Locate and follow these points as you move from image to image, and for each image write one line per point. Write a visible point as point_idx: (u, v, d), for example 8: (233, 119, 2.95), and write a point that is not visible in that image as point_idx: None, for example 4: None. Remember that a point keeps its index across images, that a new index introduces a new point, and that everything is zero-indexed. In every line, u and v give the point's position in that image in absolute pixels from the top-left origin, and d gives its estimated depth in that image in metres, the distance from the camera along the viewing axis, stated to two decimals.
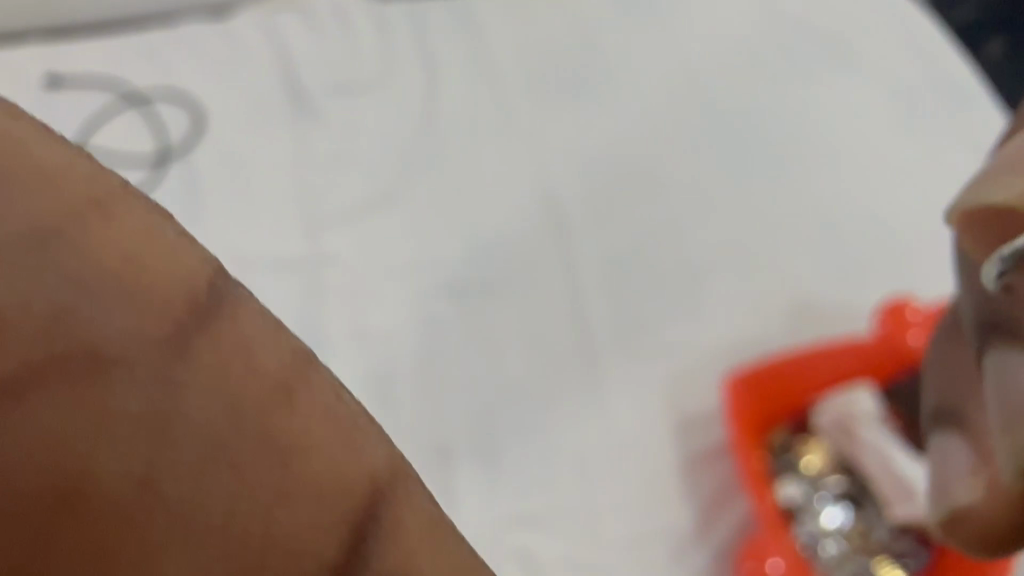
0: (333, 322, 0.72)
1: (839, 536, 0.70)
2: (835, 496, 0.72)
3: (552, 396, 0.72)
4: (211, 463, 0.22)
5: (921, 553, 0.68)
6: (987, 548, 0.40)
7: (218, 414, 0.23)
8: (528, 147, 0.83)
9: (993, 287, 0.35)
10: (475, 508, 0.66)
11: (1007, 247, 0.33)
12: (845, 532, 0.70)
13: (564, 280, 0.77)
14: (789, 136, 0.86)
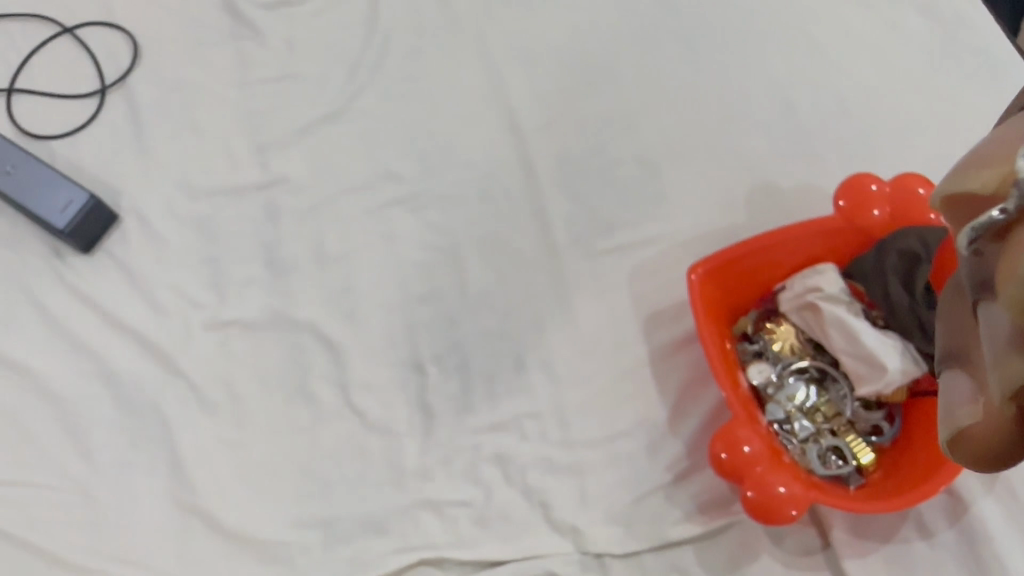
0: (299, 244, 0.74)
1: (805, 416, 0.68)
2: (803, 377, 0.69)
3: (520, 296, 0.73)
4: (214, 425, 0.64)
5: (884, 433, 0.68)
6: (990, 467, 0.35)
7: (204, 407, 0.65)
8: (480, 45, 0.83)
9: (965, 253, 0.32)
10: (450, 413, 0.68)
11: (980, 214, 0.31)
12: (815, 410, 0.69)
13: (525, 180, 0.78)
14: (738, 15, 0.86)
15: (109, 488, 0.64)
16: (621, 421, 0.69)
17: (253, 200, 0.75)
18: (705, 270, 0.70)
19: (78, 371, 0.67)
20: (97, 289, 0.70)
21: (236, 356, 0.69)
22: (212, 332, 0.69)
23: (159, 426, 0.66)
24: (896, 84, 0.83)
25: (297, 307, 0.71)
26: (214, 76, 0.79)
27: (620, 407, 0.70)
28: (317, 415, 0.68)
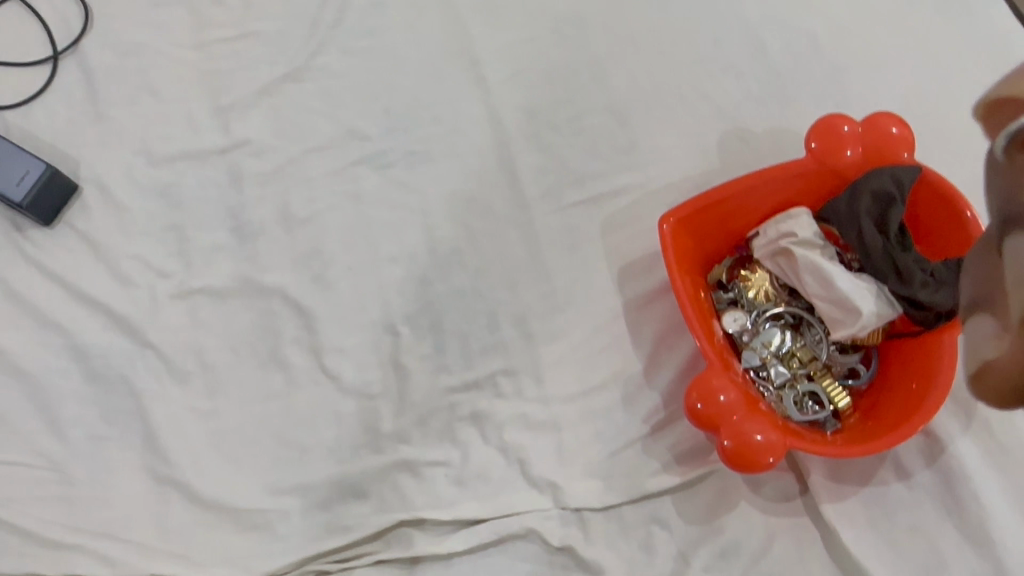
0: (485, 315, 0.94)
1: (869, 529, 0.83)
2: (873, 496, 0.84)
3: (652, 397, 0.90)
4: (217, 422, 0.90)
5: None
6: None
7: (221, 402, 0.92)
8: (536, 147, 1.02)
9: None
10: (504, 425, 0.89)
11: None
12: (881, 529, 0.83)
13: (606, 275, 0.96)
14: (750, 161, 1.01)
15: (96, 461, 0.89)
16: (711, 508, 0.85)
17: (459, 271, 0.96)
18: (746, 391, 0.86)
19: (56, 346, 0.93)
20: (55, 262, 0.96)
21: (199, 316, 0.95)
22: (179, 301, 0.96)
23: (126, 395, 0.92)
24: (738, 139, 1.02)
25: (479, 362, 0.92)
26: (441, 165, 1.02)
27: (714, 499, 0.85)
28: (477, 445, 0.89)
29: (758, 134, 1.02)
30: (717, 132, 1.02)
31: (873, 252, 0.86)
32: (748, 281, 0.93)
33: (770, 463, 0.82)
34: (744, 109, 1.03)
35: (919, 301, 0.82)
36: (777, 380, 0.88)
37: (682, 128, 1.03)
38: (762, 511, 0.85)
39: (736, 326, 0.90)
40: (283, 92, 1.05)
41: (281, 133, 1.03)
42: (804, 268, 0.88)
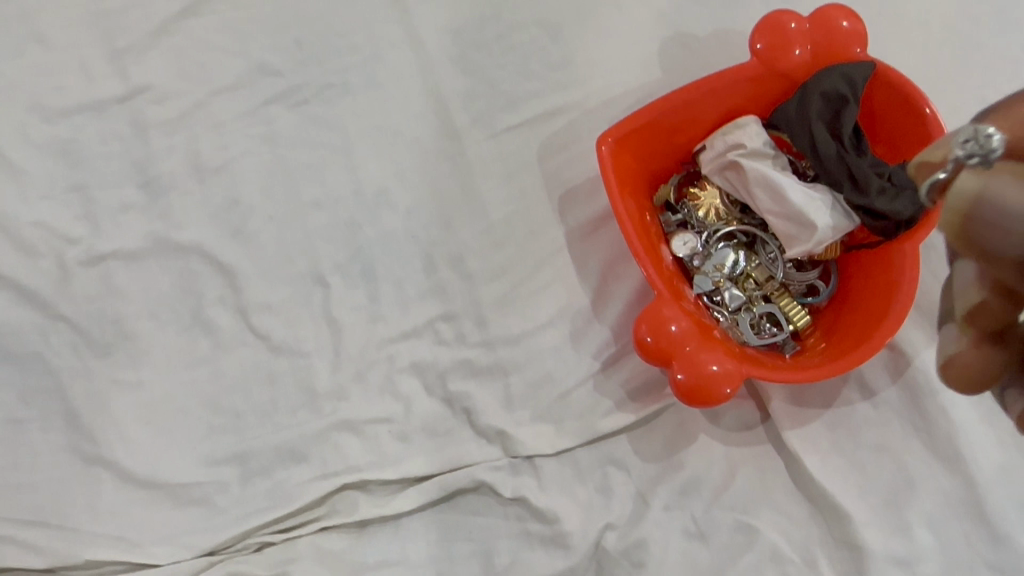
0: (420, 258, 0.88)
1: (832, 452, 0.79)
2: (834, 417, 0.80)
3: (602, 331, 0.84)
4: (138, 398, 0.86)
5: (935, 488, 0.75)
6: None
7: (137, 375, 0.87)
8: (463, 70, 0.94)
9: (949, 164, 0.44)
10: (446, 373, 0.84)
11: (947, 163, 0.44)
12: (845, 453, 0.79)
13: (545, 205, 0.89)
14: (692, 68, 0.94)
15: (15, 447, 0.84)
16: (667, 444, 0.81)
17: (390, 213, 0.90)
18: (698, 321, 0.81)
19: None
20: None
21: (114, 283, 0.89)
22: (90, 267, 0.88)
23: (43, 375, 0.86)
24: (679, 45, 0.94)
25: (417, 308, 0.86)
26: (363, 99, 0.93)
27: (669, 434, 0.81)
28: (421, 396, 0.84)
29: (703, 39, 0.94)
30: (659, 40, 0.94)
31: (827, 160, 0.79)
32: (697, 201, 0.87)
33: (727, 394, 0.77)
34: (687, 10, 0.95)
35: (877, 211, 0.76)
36: (732, 304, 0.83)
37: (620, 37, 0.94)
38: (723, 442, 0.81)
39: (687, 250, 0.85)
40: (183, 30, 0.95)
41: (185, 74, 0.94)
42: (755, 182, 0.82)
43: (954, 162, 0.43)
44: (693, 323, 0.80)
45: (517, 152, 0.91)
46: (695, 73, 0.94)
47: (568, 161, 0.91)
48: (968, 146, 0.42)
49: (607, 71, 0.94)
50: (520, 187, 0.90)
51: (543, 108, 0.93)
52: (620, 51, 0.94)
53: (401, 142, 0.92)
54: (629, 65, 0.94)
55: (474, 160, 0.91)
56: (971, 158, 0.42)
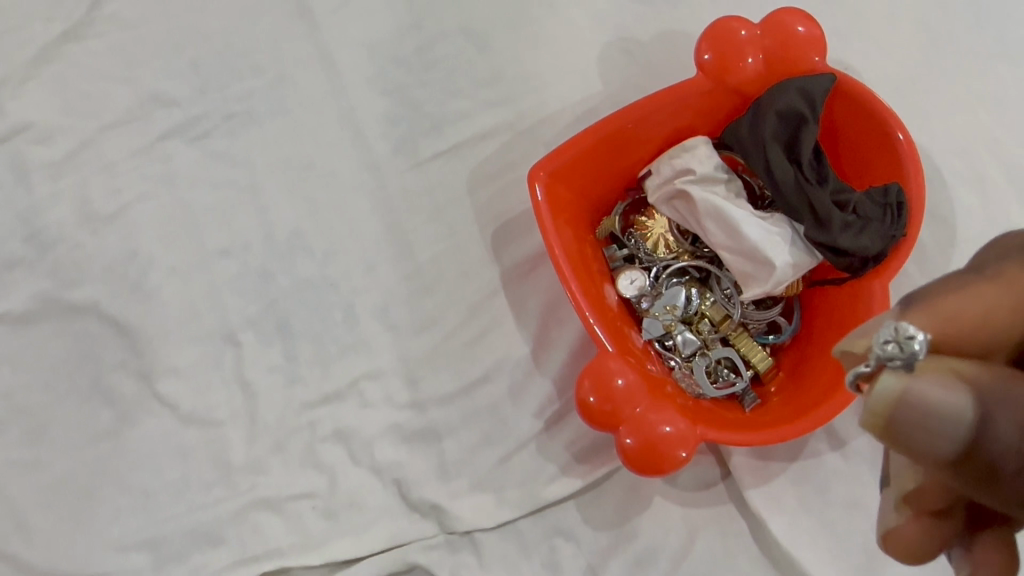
0: (340, 309, 0.79)
1: (800, 512, 0.72)
2: (801, 471, 0.73)
3: (544, 385, 0.76)
4: (41, 482, 0.76)
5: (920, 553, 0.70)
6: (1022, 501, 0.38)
7: (37, 455, 0.77)
8: (380, 90, 0.84)
9: (884, 354, 0.41)
10: (373, 440, 0.76)
11: (884, 353, 0.41)
12: (815, 513, 0.72)
13: (477, 242, 0.80)
14: (636, 76, 0.84)
15: None
16: (620, 509, 0.74)
17: (305, 259, 0.81)
18: (647, 376, 0.73)
19: None
20: None
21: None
22: None
23: None
24: (620, 52, 0.85)
25: (338, 366, 0.78)
26: (270, 128, 0.84)
27: (621, 498, 0.74)
28: (347, 467, 0.76)
29: (647, 45, 0.85)
30: (597, 46, 0.85)
31: (784, 188, 0.70)
32: (645, 231, 0.79)
33: (682, 458, 0.69)
34: (626, 11, 0.85)
35: (841, 248, 0.68)
36: (686, 350, 0.75)
37: (553, 44, 0.85)
38: (681, 503, 0.74)
39: (634, 291, 0.76)
40: (64, 56, 0.84)
41: (68, 106, 0.83)
42: (706, 213, 0.73)
43: (876, 359, 0.42)
44: (641, 379, 0.71)
45: (444, 182, 0.82)
46: (637, 82, 0.84)
47: (501, 191, 0.82)
48: (889, 346, 0.41)
49: (540, 83, 0.84)
50: (449, 223, 0.81)
51: (470, 130, 0.83)
52: (554, 60, 0.85)
53: (314, 176, 0.82)
54: (565, 76, 0.84)
55: (397, 193, 0.82)
56: (895, 358, 0.41)
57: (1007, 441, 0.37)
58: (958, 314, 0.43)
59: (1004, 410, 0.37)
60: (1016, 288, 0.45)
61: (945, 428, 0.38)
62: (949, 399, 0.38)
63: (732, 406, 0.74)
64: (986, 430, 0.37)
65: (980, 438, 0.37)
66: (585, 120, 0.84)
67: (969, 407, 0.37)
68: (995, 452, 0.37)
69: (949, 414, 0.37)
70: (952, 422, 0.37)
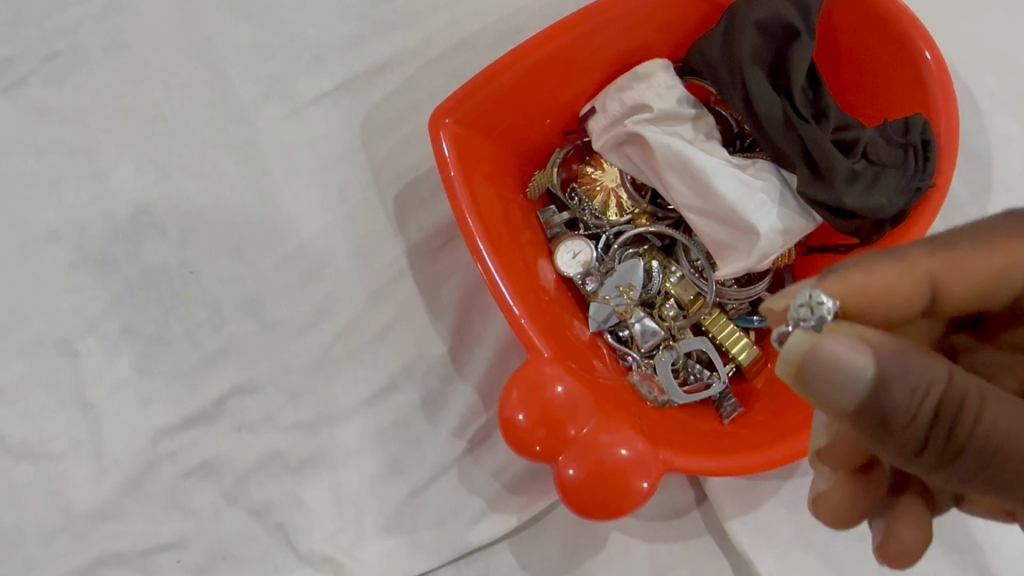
0: (204, 305, 0.62)
1: (796, 546, 0.56)
2: (795, 493, 0.57)
3: (466, 395, 0.60)
4: None
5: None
6: (920, 456, 0.31)
7: None
8: (244, 13, 0.65)
9: (796, 314, 0.35)
10: (251, 474, 0.59)
11: (798, 316, 0.35)
12: (814, 546, 0.56)
13: (375, 210, 0.62)
14: None
15: None
16: (567, 549, 0.58)
17: (157, 243, 0.62)
18: (595, 386, 0.55)
19: None
20: None
21: None
22: None
23: None
24: None
25: (204, 380, 0.61)
26: (104, 70, 0.64)
27: (566, 534, 0.58)
28: (220, 509, 0.59)
29: None
30: None
31: (770, 127, 0.52)
32: (591, 187, 0.60)
33: (644, 491, 0.52)
34: None
35: (847, 209, 0.50)
36: (646, 344, 0.57)
37: None
38: (646, 538, 0.58)
39: (579, 268, 0.58)
40: None
41: None
42: (665, 163, 0.55)
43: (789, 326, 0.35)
44: (588, 389, 0.54)
45: (332, 131, 0.64)
46: None
47: (404, 142, 0.63)
48: (802, 311, 0.35)
49: None
50: (339, 186, 0.63)
51: (363, 63, 0.64)
52: None
53: (166, 130, 0.64)
54: None
55: (271, 148, 0.63)
56: (807, 323, 0.34)
57: (899, 404, 0.30)
58: (864, 295, 0.35)
59: (901, 367, 0.30)
60: (915, 270, 0.36)
61: (843, 389, 0.30)
62: (845, 353, 0.30)
63: (708, 414, 0.58)
64: (884, 396, 0.30)
65: (877, 403, 0.30)
66: (511, 41, 0.65)
67: (871, 367, 0.30)
68: (887, 415, 0.30)
69: (842, 370, 0.30)
70: (851, 382, 0.30)
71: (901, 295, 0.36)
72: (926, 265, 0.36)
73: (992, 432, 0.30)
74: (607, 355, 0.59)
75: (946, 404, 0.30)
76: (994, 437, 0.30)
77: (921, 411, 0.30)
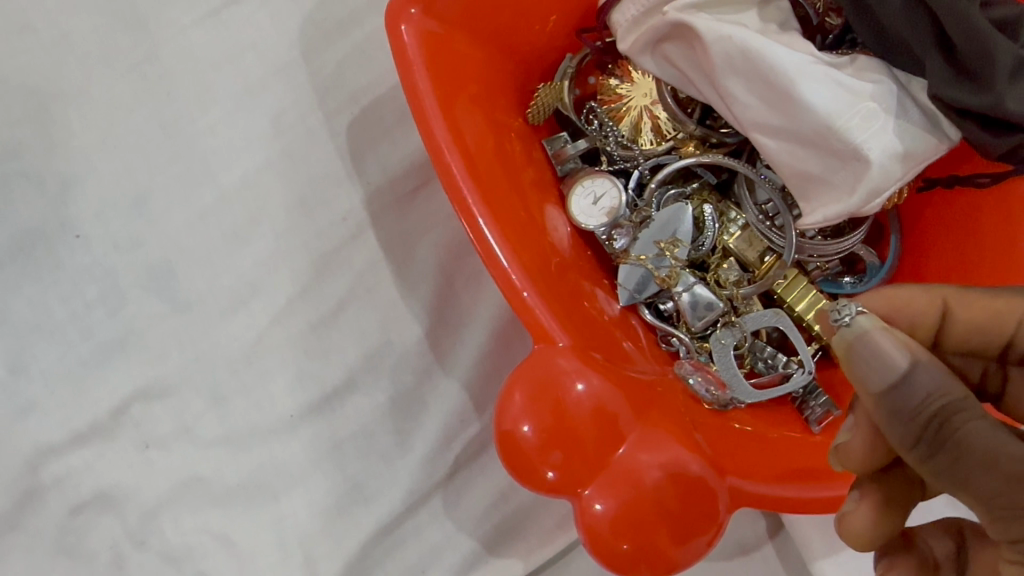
0: (93, 276, 0.45)
1: None
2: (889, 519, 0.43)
3: (450, 395, 0.45)
4: None
5: None
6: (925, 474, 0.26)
7: None
8: None
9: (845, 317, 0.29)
10: (164, 510, 0.44)
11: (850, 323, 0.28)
12: None
13: (322, 146, 0.46)
14: None
15: None
16: None
17: (26, 192, 0.44)
18: (629, 381, 0.39)
19: None
20: None
21: None
22: None
23: None
24: None
25: (97, 382, 0.44)
26: None
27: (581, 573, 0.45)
28: (122, 556, 0.43)
29: None
30: None
31: (882, 6, 0.36)
32: (616, 106, 0.44)
33: (703, 533, 0.36)
34: None
35: (1006, 117, 0.34)
36: (698, 323, 0.42)
37: None
38: None
39: (602, 217, 0.42)
40: None
41: None
42: (725, 65, 0.38)
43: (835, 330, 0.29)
44: (620, 388, 0.38)
45: (261, 38, 0.47)
46: None
47: (358, 52, 0.47)
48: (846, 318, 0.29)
49: None
50: (271, 114, 0.46)
51: None
52: None
53: (32, 33, 0.45)
54: None
55: (180, 62, 0.46)
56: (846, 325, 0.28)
57: (910, 401, 0.26)
58: (882, 307, 0.32)
59: (926, 364, 0.26)
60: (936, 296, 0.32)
61: (856, 366, 0.27)
62: (873, 330, 0.27)
63: (788, 419, 0.42)
64: (898, 387, 0.26)
65: (883, 388, 0.26)
66: None
67: (900, 359, 0.26)
68: (886, 405, 0.26)
69: (861, 344, 0.27)
70: (870, 362, 0.27)
71: (914, 318, 0.32)
72: (945, 290, 0.32)
73: (998, 467, 0.25)
74: (645, 339, 0.43)
75: (956, 421, 0.25)
76: (995, 467, 0.25)
77: (924, 413, 0.26)
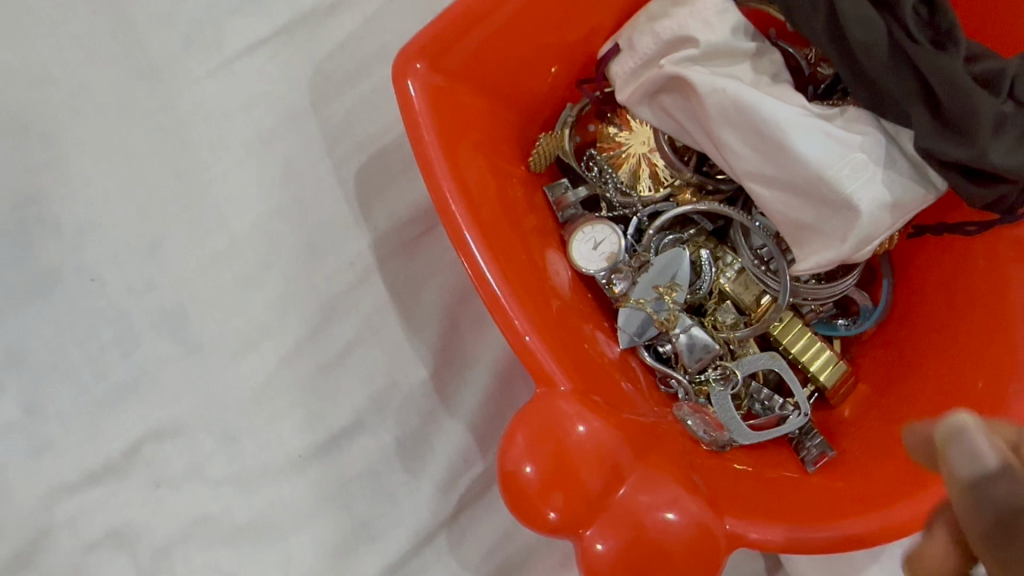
0: (107, 319, 0.46)
1: None
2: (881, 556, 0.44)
3: (454, 434, 0.47)
4: None
5: None
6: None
7: None
8: None
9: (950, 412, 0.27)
10: (174, 549, 0.45)
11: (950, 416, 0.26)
12: None
13: (331, 193, 0.48)
14: None
15: None
16: None
17: (43, 237, 0.46)
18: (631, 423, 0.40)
19: None
20: None
21: None
22: None
23: None
24: None
25: (109, 423, 0.45)
26: None
27: None
28: None
29: None
30: None
31: (869, 58, 0.37)
32: (614, 153, 0.45)
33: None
34: None
35: (989, 170, 0.36)
36: (694, 366, 0.43)
37: None
38: None
39: (601, 263, 0.44)
40: None
41: None
42: (719, 118, 0.40)
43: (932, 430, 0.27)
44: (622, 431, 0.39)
45: (274, 89, 0.48)
46: None
47: (365, 102, 0.48)
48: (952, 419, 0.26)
49: None
50: (283, 161, 0.48)
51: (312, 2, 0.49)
52: None
53: (52, 84, 0.47)
54: None
55: (194, 112, 0.48)
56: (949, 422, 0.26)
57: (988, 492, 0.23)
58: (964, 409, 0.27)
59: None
60: None
61: (948, 457, 0.25)
62: (973, 425, 0.25)
63: (784, 459, 0.43)
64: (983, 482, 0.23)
65: (966, 479, 0.24)
66: None
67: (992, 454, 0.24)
68: (964, 494, 0.24)
69: (955, 433, 0.25)
70: (962, 452, 0.24)
71: None
72: None
73: None
74: (644, 381, 0.45)
75: None
76: None
77: (1001, 505, 0.23)
